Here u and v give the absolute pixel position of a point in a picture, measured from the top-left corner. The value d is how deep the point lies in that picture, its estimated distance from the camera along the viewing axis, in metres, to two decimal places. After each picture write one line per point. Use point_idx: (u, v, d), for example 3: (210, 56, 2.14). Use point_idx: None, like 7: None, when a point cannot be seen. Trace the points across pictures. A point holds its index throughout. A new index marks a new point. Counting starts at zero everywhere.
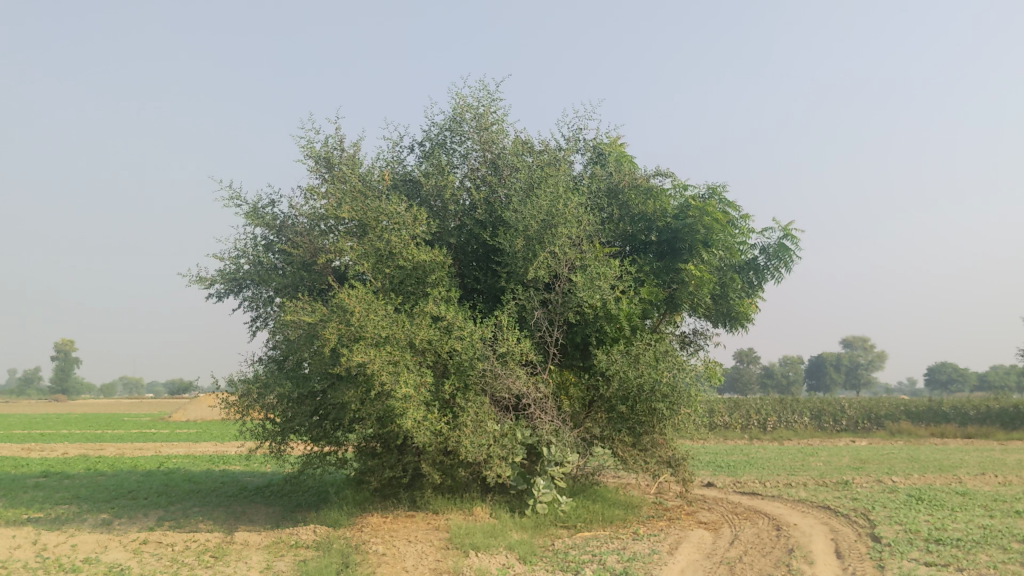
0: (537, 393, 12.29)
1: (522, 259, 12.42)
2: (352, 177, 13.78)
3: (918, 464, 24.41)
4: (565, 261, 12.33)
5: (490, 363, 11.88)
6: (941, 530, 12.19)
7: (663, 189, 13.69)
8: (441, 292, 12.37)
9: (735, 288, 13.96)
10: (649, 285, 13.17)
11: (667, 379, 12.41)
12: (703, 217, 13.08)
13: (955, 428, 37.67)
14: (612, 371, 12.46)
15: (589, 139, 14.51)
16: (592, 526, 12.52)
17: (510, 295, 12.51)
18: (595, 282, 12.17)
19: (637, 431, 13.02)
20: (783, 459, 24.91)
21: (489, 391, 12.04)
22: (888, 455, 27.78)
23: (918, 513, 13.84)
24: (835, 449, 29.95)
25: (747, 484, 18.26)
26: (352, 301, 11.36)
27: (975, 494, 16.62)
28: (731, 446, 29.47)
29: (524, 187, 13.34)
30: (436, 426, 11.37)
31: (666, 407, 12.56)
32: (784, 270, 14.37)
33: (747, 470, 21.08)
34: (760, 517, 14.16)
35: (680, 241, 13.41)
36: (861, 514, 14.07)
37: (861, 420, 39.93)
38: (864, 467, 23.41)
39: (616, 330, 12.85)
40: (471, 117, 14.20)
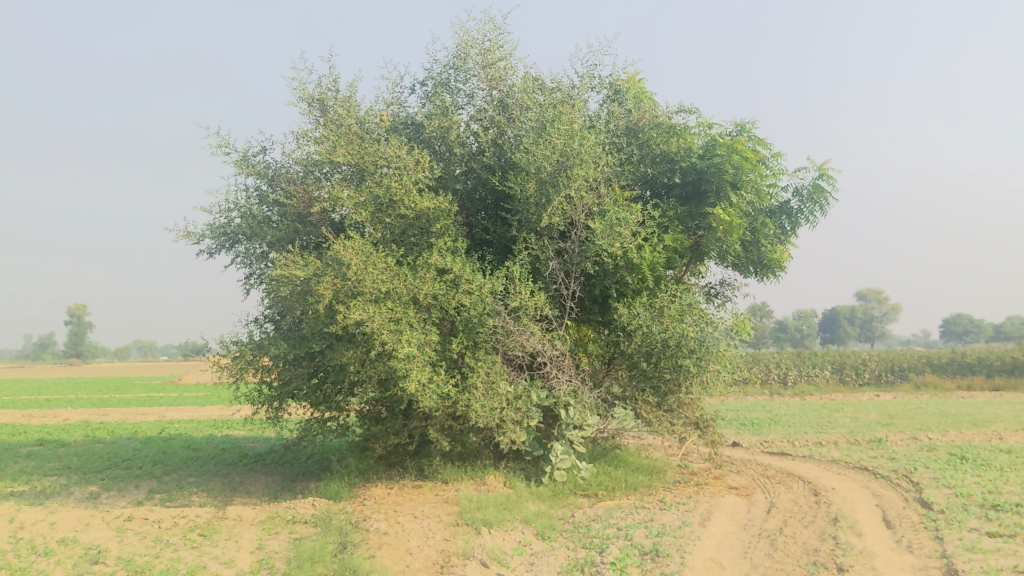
0: (554, 351, 11.25)
1: (534, 205, 11.30)
2: (347, 120, 12.67)
3: (951, 419, 23.32)
4: (581, 206, 11.22)
5: (501, 319, 10.82)
6: (997, 494, 11.14)
7: (688, 127, 12.49)
8: (446, 242, 11.31)
9: (766, 234, 12.83)
10: (673, 233, 12.04)
11: (694, 333, 11.36)
12: (732, 154, 11.87)
13: (982, 380, 36.58)
14: (635, 326, 11.43)
15: (606, 76, 13.32)
16: (614, 494, 11.55)
17: (522, 244, 11.43)
18: (615, 228, 11.03)
19: (661, 390, 12.00)
20: (808, 416, 23.88)
21: (501, 349, 11.03)
22: (917, 409, 26.71)
23: (966, 475, 12.78)
24: (860, 404, 28.95)
25: (775, 444, 17.24)
26: (348, 253, 10.27)
27: (1020, 451, 15.54)
28: (753, 402, 28.49)
29: (535, 127, 12.18)
30: (443, 389, 10.33)
31: (693, 363, 11.51)
32: (819, 214, 13.21)
33: (773, 428, 20.06)
34: (794, 480, 13.15)
35: (707, 183, 12.26)
36: (903, 476, 13.04)
37: (883, 373, 38.85)
38: (893, 423, 22.36)
39: (638, 281, 11.77)
40: (477, 53, 13.01)
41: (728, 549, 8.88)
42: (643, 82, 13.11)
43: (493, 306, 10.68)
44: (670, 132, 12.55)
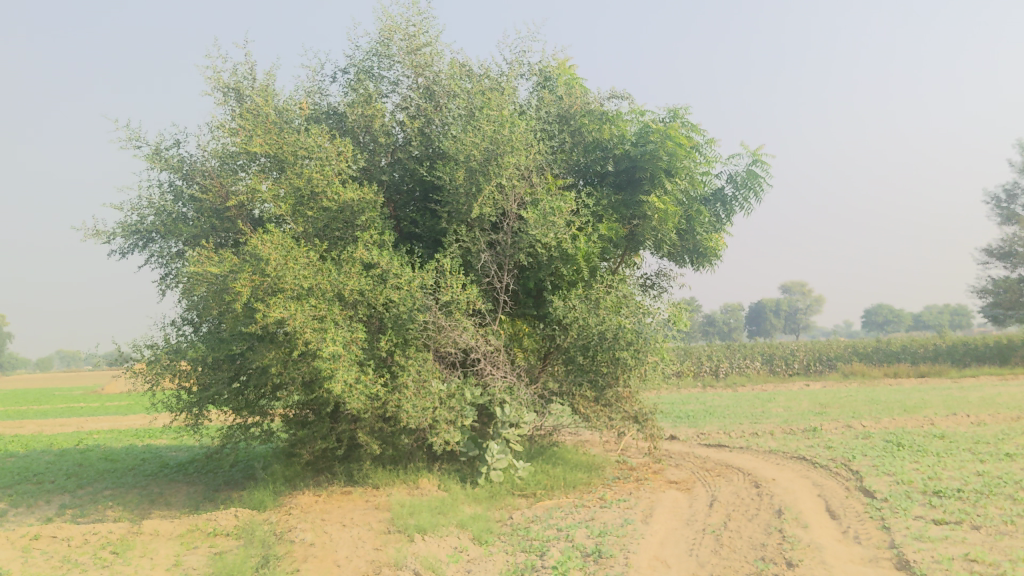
0: (487, 347, 10.80)
1: (464, 195, 10.82)
2: (265, 109, 12.03)
3: (880, 406, 23.56)
4: (513, 196, 10.79)
5: (432, 314, 10.33)
6: (937, 480, 11.04)
7: (620, 114, 12.14)
8: (371, 235, 10.76)
9: (701, 222, 12.60)
10: (608, 222, 11.69)
11: (630, 324, 11.05)
12: (665, 141, 11.54)
13: (908, 367, 37.26)
14: (570, 319, 11.06)
15: (536, 62, 12.92)
16: (553, 493, 11.15)
17: (453, 236, 10.94)
18: (548, 217, 10.63)
19: (599, 384, 11.68)
20: (742, 407, 23.88)
21: (432, 346, 10.54)
22: (847, 398, 27.00)
23: (904, 462, 12.71)
24: (791, 393, 29.14)
25: (712, 436, 17.04)
26: (266, 247, 9.64)
27: (952, 436, 15.62)
28: (686, 395, 28.46)
29: (464, 114, 11.71)
30: (371, 389, 9.80)
31: (631, 356, 11.18)
32: (753, 200, 13.02)
33: (708, 420, 19.92)
34: (734, 472, 12.92)
35: (640, 171, 11.95)
36: (841, 464, 12.91)
37: (812, 363, 39.35)
38: (825, 412, 22.47)
39: (573, 272, 11.39)
40: (401, 38, 12.50)
41: (673, 546, 8.54)
42: (573, 68, 12.75)
43: (423, 301, 10.18)
44: (602, 119, 12.20)
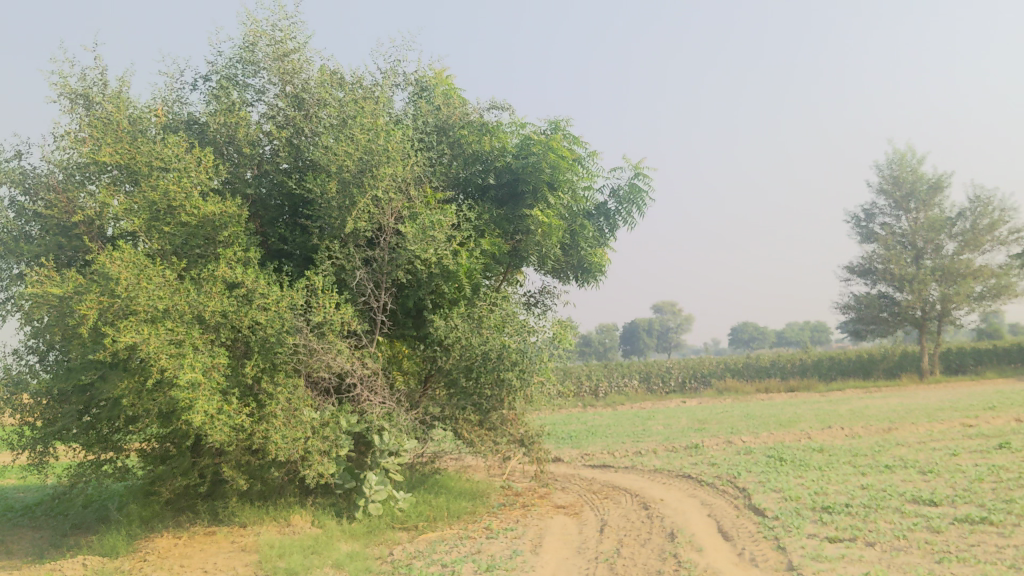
0: (364, 371, 10.11)
1: (337, 209, 10.15)
2: (117, 116, 11.03)
3: (756, 421, 23.83)
4: (390, 209, 10.18)
5: (303, 336, 9.57)
6: (824, 496, 10.94)
7: (500, 125, 11.76)
8: (235, 252, 9.93)
9: (585, 236, 12.33)
10: (490, 237, 11.21)
11: (515, 344, 10.61)
12: (548, 153, 11.22)
13: (778, 382, 38.15)
14: (452, 339, 10.52)
15: (411, 72, 12.38)
16: (436, 524, 10.51)
17: (325, 253, 10.21)
18: (428, 232, 10.09)
19: (483, 408, 11.17)
20: (623, 426, 23.71)
21: (304, 371, 9.76)
22: (724, 414, 27.26)
23: (789, 477, 12.62)
24: (670, 410, 29.32)
25: (596, 456, 16.71)
26: (115, 266, 8.69)
27: (830, 449, 15.75)
28: (567, 415, 28.23)
29: (335, 124, 11.01)
30: (236, 420, 8.95)
31: (516, 377, 10.71)
32: (637, 215, 12.83)
33: (591, 440, 19.63)
34: (621, 493, 12.55)
35: (522, 184, 11.56)
36: (728, 482, 12.73)
37: (687, 380, 39.88)
38: (705, 428, 22.52)
39: (454, 290, 10.84)
40: (267, 44, 11.73)
41: None
42: (450, 78, 12.26)
43: (293, 323, 9.42)
44: (482, 131, 11.74)
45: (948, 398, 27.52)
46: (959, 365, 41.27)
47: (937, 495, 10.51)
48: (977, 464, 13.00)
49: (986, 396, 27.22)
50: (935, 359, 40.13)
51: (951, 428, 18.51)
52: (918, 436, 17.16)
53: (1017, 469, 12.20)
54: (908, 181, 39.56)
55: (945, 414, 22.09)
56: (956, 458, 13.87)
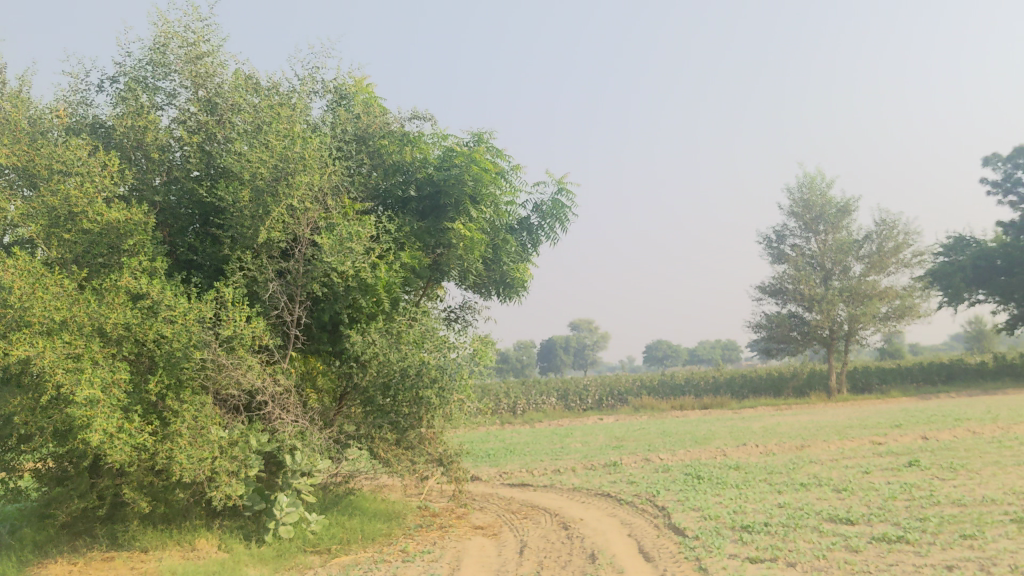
0: (276, 388, 9.68)
1: (250, 219, 9.77)
2: (15, 116, 10.42)
3: (672, 438, 23.93)
4: (306, 219, 9.82)
5: (211, 351, 9.10)
6: (743, 514, 10.92)
7: (422, 136, 11.50)
8: (140, 262, 9.43)
9: (507, 251, 12.16)
10: (410, 250, 10.93)
11: (434, 360, 10.36)
12: (470, 165, 11.04)
13: (692, 399, 38.56)
14: (369, 355, 10.20)
15: (330, 80, 12.08)
16: (350, 548, 10.14)
17: (236, 263, 9.77)
18: (345, 244, 9.78)
19: (400, 426, 10.84)
20: (541, 444, 23.55)
21: (211, 387, 9.26)
22: (640, 431, 27.31)
23: (707, 495, 12.59)
24: (587, 428, 29.26)
25: (514, 475, 16.48)
26: (8, 274, 8.17)
27: (746, 467, 15.83)
28: (484, 433, 27.91)
29: (249, 130, 10.62)
30: (138, 439, 8.46)
31: (435, 394, 10.44)
32: (559, 230, 12.72)
33: (509, 458, 19.40)
34: (540, 513, 12.35)
35: (444, 197, 11.34)
36: (647, 500, 12.65)
37: (604, 397, 40.02)
38: (622, 446, 22.51)
39: (372, 305, 10.53)
40: (179, 45, 11.30)
41: None
42: (370, 87, 11.99)
43: (200, 337, 8.96)
44: (403, 141, 11.46)
45: (856, 416, 28.14)
46: (865, 384, 42.40)
47: (853, 513, 10.57)
48: (888, 481, 13.19)
49: (892, 414, 27.93)
50: (842, 377, 41.14)
51: (860, 445, 18.86)
52: (830, 454, 17.40)
53: (927, 487, 12.41)
54: (818, 204, 40.61)
55: (854, 432, 22.54)
56: (868, 475, 14.05)
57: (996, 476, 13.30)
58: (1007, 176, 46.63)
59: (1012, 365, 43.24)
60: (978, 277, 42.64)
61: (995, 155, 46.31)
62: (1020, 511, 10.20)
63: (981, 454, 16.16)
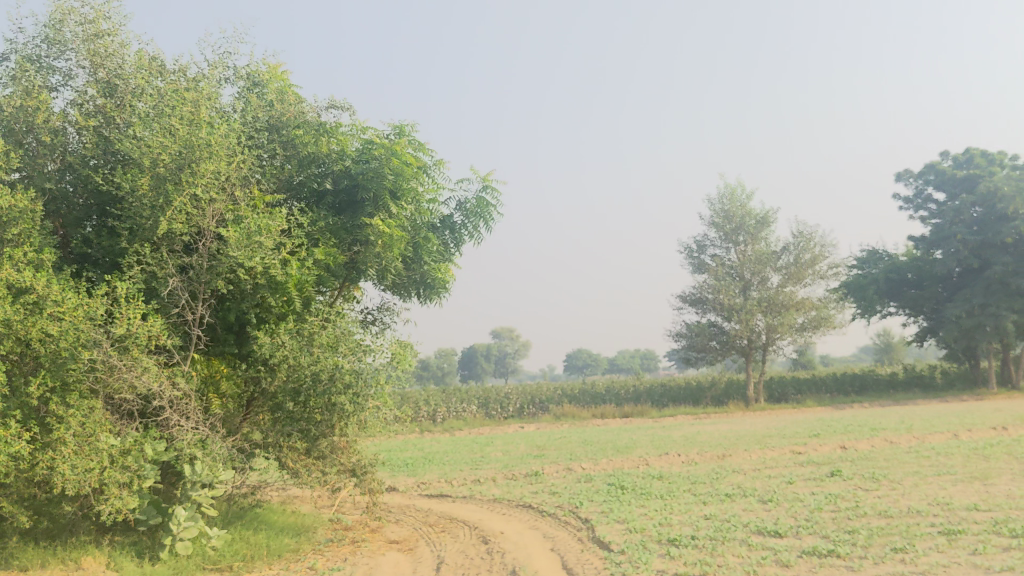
0: (174, 392, 8.91)
1: (149, 208, 9.04)
2: None
3: (593, 447, 23.58)
4: (211, 210, 9.15)
5: (102, 351, 8.28)
6: (669, 527, 10.55)
7: (339, 126, 10.92)
8: (25, 252, 8.50)
9: (429, 250, 11.63)
10: (325, 246, 10.30)
11: (348, 365, 9.82)
12: (391, 158, 10.60)
13: (613, 408, 38.40)
14: (278, 358, 9.53)
15: (242, 66, 11.35)
16: (254, 566, 9.42)
17: (133, 256, 9.00)
18: (253, 238, 9.19)
19: (311, 434, 10.20)
20: (461, 453, 22.94)
21: (103, 391, 8.45)
22: (561, 439, 26.93)
23: (631, 506, 12.20)
24: (508, 436, 28.73)
25: (432, 485, 15.85)
26: None
27: (669, 477, 15.53)
28: (402, 442, 27.15)
29: (150, 113, 9.76)
30: (16, 448, 7.60)
31: (349, 401, 9.87)
32: (484, 229, 12.31)
33: (427, 467, 18.75)
34: (459, 526, 11.79)
35: (362, 192, 10.81)
36: (569, 512, 12.20)
37: (525, 406, 39.58)
38: (543, 455, 22.06)
39: (282, 304, 9.88)
40: (76, 22, 10.45)
41: None
42: (286, 75, 11.29)
43: (89, 335, 8.15)
44: (319, 131, 10.85)
45: (774, 425, 28.26)
46: (781, 394, 42.90)
47: (781, 526, 10.29)
48: (812, 492, 13.00)
49: (809, 423, 28.17)
50: (760, 387, 41.55)
51: (781, 455, 18.77)
52: (752, 464, 17.25)
53: (852, 498, 12.24)
54: (738, 215, 40.97)
55: (773, 441, 22.53)
56: (791, 486, 13.86)
57: (917, 486, 13.24)
58: (918, 192, 47.88)
59: (921, 376, 44.31)
60: (890, 289, 43.60)
61: (907, 171, 47.50)
62: (947, 523, 10.05)
63: (900, 464, 16.18)
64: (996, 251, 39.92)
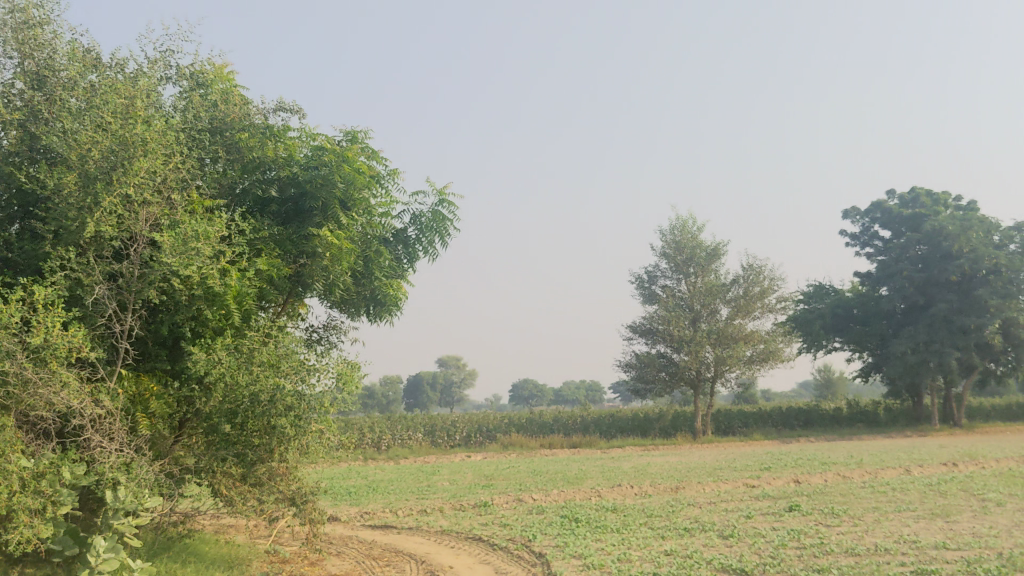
0: (96, 411, 8.12)
1: (75, 209, 8.30)
2: None
3: (543, 478, 22.95)
4: (144, 214, 8.44)
5: (15, 362, 7.48)
6: (629, 564, 9.96)
7: (288, 131, 10.32)
8: None
9: (380, 264, 11.02)
10: (269, 257, 9.63)
11: (291, 386, 9.18)
12: (341, 165, 10.02)
13: (561, 438, 37.76)
14: (214, 376, 8.81)
15: (185, 66, 10.67)
16: None
17: (57, 262, 8.25)
18: (189, 244, 8.49)
19: (247, 460, 9.49)
20: (407, 482, 22.16)
21: (15, 407, 7.65)
22: (509, 469, 26.25)
23: (587, 540, 11.60)
24: (454, 466, 27.93)
25: (376, 515, 15.06)
26: None
27: (624, 509, 14.96)
28: (345, 469, 26.23)
29: (82, 107, 9.00)
30: None
31: (289, 424, 9.26)
32: (438, 244, 11.76)
33: (371, 496, 17.94)
34: (404, 560, 11.08)
35: (309, 201, 10.17)
36: (522, 546, 11.56)
37: (472, 434, 38.81)
38: (491, 485, 21.38)
39: (220, 318, 9.18)
40: (5, 10, 9.71)
41: None
42: (231, 76, 10.65)
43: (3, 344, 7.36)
44: (265, 135, 10.21)
45: (724, 458, 27.90)
46: (728, 426, 42.72)
47: (746, 563, 9.78)
48: (773, 528, 12.54)
49: (759, 457, 27.87)
50: (708, 419, 41.32)
51: (736, 488, 18.35)
52: (708, 497, 16.77)
53: (815, 534, 11.80)
54: (689, 246, 40.87)
55: (726, 474, 22.12)
56: (751, 521, 13.38)
57: (879, 523, 12.85)
58: (864, 229, 48.45)
59: (866, 412, 44.53)
60: (837, 324, 43.83)
61: (855, 208, 48.08)
62: (917, 562, 9.63)
63: (858, 499, 15.82)
64: (941, 288, 40.38)
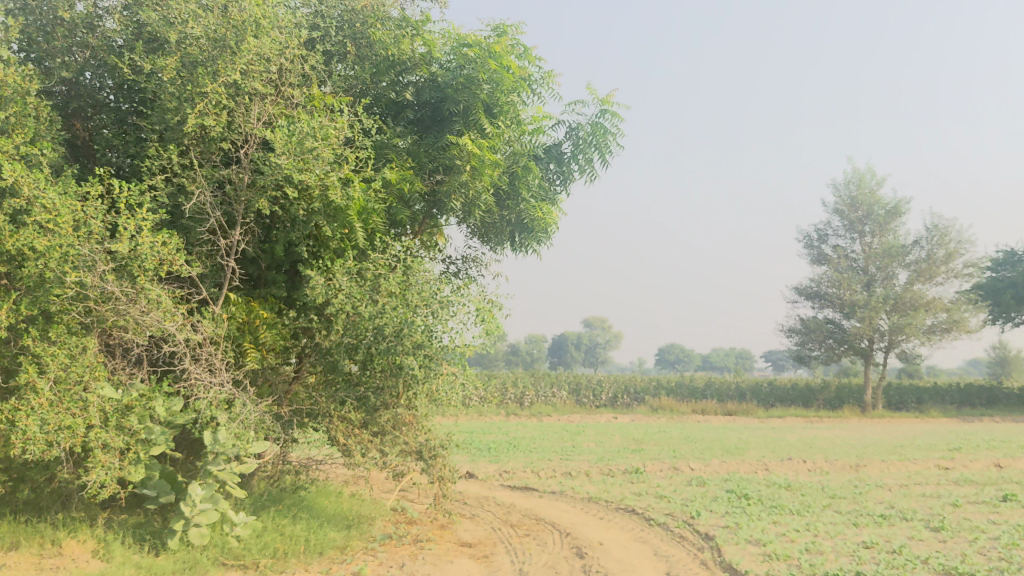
0: (194, 337, 6.92)
1: (176, 102, 7.07)
2: None
3: (699, 445, 21.00)
4: (257, 109, 7.13)
5: (96, 275, 6.33)
6: (822, 557, 8.07)
7: (427, 23, 8.89)
8: (15, 143, 6.62)
9: (527, 184, 9.51)
10: (400, 169, 8.23)
11: (423, 321, 7.65)
12: (487, 62, 8.55)
13: (716, 405, 35.42)
14: (332, 304, 7.42)
15: None
16: (285, 564, 7.34)
17: (156, 163, 7.07)
18: (305, 145, 7.10)
19: (370, 404, 8.21)
20: (551, 440, 20.72)
21: (98, 327, 6.57)
22: (659, 434, 24.35)
23: (763, 523, 9.75)
24: (601, 427, 26.26)
25: (517, 476, 13.64)
26: None
27: (801, 487, 12.94)
28: (486, 424, 25.04)
29: None
30: None
31: (420, 364, 7.76)
32: (594, 162, 10.32)
33: (512, 454, 16.56)
34: (547, 530, 9.55)
35: (449, 106, 8.75)
36: (684, 523, 9.82)
37: (618, 395, 37.03)
38: (642, 450, 19.66)
39: (342, 237, 7.83)
40: None
41: None
42: None
43: (82, 253, 6.21)
44: (402, 27, 8.82)
45: (902, 435, 25.01)
46: (900, 401, 39.32)
47: (976, 567, 7.71)
48: (992, 522, 10.29)
49: (945, 435, 24.86)
50: (878, 392, 38.11)
51: (928, 470, 15.89)
52: (898, 478, 14.48)
53: None
54: (866, 204, 37.56)
55: (911, 453, 19.54)
56: (960, 511, 11.14)
57: None
58: None
59: None
60: None
61: None
62: None
63: None
64: None
